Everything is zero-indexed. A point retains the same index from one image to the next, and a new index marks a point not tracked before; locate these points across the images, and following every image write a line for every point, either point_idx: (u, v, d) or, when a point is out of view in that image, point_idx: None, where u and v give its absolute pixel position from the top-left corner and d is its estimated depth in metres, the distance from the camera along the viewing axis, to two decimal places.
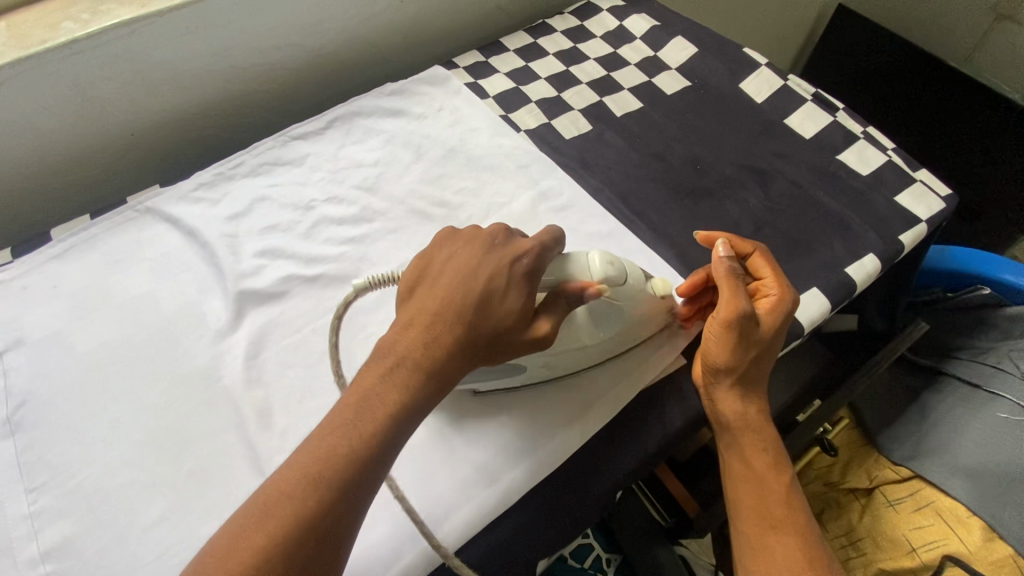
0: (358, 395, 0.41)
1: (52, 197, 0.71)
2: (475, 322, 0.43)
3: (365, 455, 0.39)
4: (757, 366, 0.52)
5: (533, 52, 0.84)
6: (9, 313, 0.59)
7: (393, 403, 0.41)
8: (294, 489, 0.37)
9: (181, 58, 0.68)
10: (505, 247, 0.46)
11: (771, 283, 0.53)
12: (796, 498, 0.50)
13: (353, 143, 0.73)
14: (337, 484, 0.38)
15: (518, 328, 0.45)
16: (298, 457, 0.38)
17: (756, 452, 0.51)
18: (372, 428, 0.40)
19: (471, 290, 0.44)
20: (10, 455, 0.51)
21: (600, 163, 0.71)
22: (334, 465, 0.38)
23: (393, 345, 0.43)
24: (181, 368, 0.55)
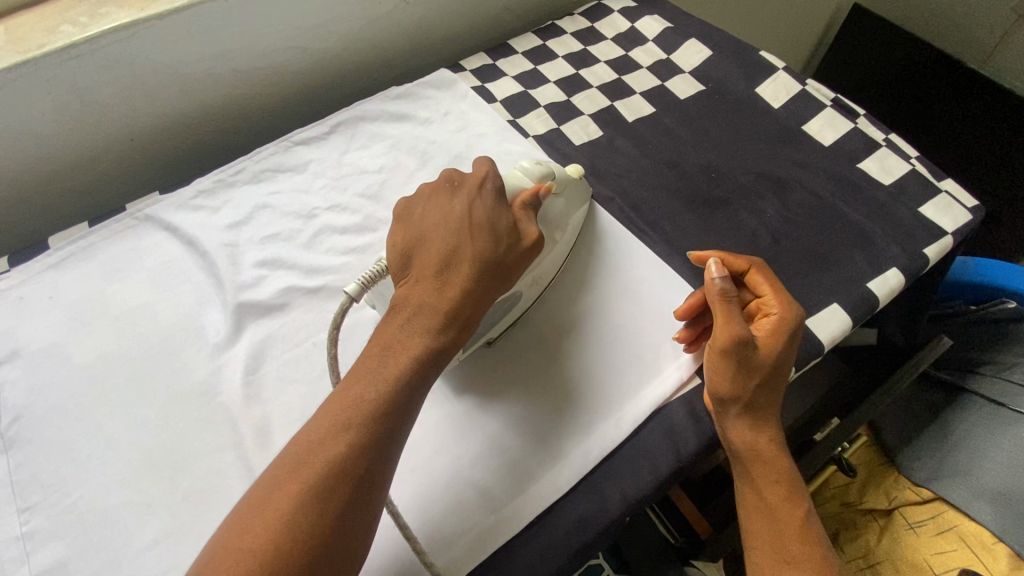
0: (379, 346, 0.44)
1: (51, 203, 0.70)
2: (475, 247, 0.47)
3: (390, 397, 0.41)
4: (765, 392, 0.50)
5: (541, 55, 0.82)
6: (6, 323, 0.58)
7: (414, 347, 0.44)
8: (327, 435, 0.39)
9: (181, 61, 0.67)
10: (468, 183, 0.51)
11: (772, 301, 0.51)
12: (813, 529, 0.48)
13: (357, 148, 0.71)
14: (367, 425, 0.40)
15: (513, 244, 0.49)
16: (329, 407, 0.41)
17: (769, 483, 0.50)
18: (395, 371, 0.43)
19: (456, 222, 0.48)
20: (3, 473, 0.50)
21: (610, 171, 0.68)
22: (365, 406, 0.41)
23: (406, 299, 0.46)
24: (179, 383, 0.54)
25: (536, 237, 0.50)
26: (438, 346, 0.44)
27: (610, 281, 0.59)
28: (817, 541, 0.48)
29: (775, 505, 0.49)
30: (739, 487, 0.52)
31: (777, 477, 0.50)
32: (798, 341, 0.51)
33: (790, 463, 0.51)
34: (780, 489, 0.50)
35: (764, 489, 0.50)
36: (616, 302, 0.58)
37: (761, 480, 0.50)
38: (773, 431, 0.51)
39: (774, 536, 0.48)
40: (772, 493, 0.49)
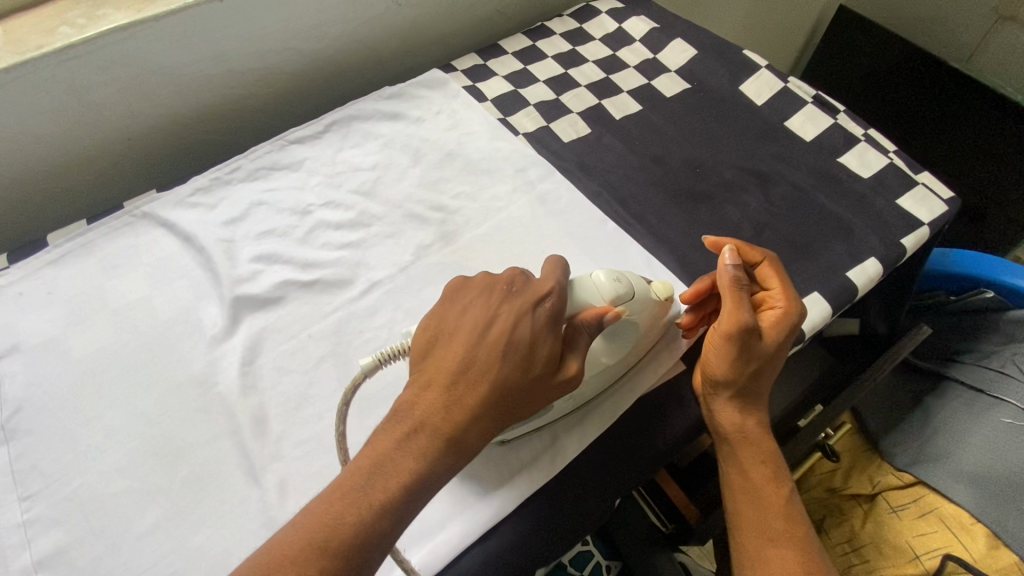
0: (372, 460, 0.40)
1: (49, 203, 0.71)
2: (502, 373, 0.43)
3: (374, 528, 0.39)
4: (756, 380, 0.52)
5: (531, 56, 0.84)
6: (6, 318, 0.59)
7: (407, 472, 0.40)
8: (299, 557, 0.37)
9: (177, 62, 0.68)
10: (524, 293, 0.46)
11: (778, 295, 0.53)
12: (795, 510, 0.50)
13: (350, 147, 0.73)
14: (344, 554, 0.37)
15: (548, 376, 0.44)
16: (306, 519, 0.38)
17: (755, 465, 0.52)
18: (382, 496, 0.39)
19: (492, 338, 0.44)
20: (4, 463, 0.51)
21: (598, 166, 0.70)
22: (342, 533, 0.38)
23: (411, 407, 0.42)
24: (175, 374, 0.55)
25: (576, 373, 0.46)
26: (427, 476, 0.41)
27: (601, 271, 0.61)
28: (801, 521, 0.50)
29: (759, 485, 0.51)
30: (724, 468, 0.54)
31: (761, 459, 0.52)
32: (795, 337, 0.53)
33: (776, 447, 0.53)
34: (764, 470, 0.51)
35: (748, 469, 0.52)
36: None
37: (745, 460, 0.52)
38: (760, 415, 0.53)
39: (756, 515, 0.50)
40: (757, 475, 0.51)
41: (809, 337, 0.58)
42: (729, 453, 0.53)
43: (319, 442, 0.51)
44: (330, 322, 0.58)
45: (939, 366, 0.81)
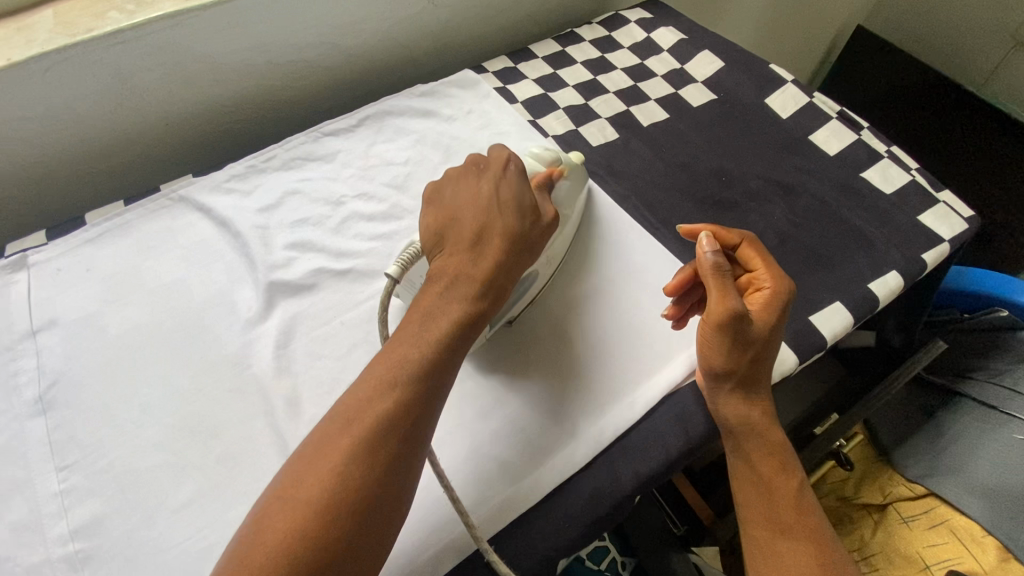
0: (418, 314, 0.45)
1: (87, 184, 0.73)
2: (505, 223, 0.49)
3: (434, 355, 0.43)
4: (757, 367, 0.53)
5: (561, 61, 0.85)
6: (45, 293, 0.60)
7: (454, 311, 0.45)
8: (373, 395, 0.40)
9: (220, 51, 0.70)
10: (491, 167, 0.54)
11: (763, 275, 0.55)
12: (805, 501, 0.51)
13: (383, 142, 0.75)
14: (409, 382, 0.41)
15: (540, 222, 0.52)
16: (370, 372, 0.42)
17: (761, 458, 0.52)
18: (438, 332, 0.44)
19: (484, 202, 0.51)
20: (41, 433, 0.52)
21: (626, 170, 0.71)
22: (407, 367, 0.42)
23: (440, 270, 0.47)
24: (210, 354, 0.56)
25: (554, 215, 0.54)
26: (465, 303, 0.46)
27: (626, 271, 0.62)
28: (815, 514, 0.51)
29: (770, 479, 0.52)
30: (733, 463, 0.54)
31: (769, 452, 0.53)
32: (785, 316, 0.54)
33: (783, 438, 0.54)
34: (773, 464, 0.52)
35: (758, 464, 0.52)
36: (632, 294, 0.60)
37: (752, 454, 0.53)
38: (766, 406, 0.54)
39: (770, 511, 0.51)
40: (765, 468, 0.52)
41: (830, 345, 0.59)
42: (736, 449, 0.53)
43: None
44: (363, 310, 0.60)
45: (952, 382, 0.82)
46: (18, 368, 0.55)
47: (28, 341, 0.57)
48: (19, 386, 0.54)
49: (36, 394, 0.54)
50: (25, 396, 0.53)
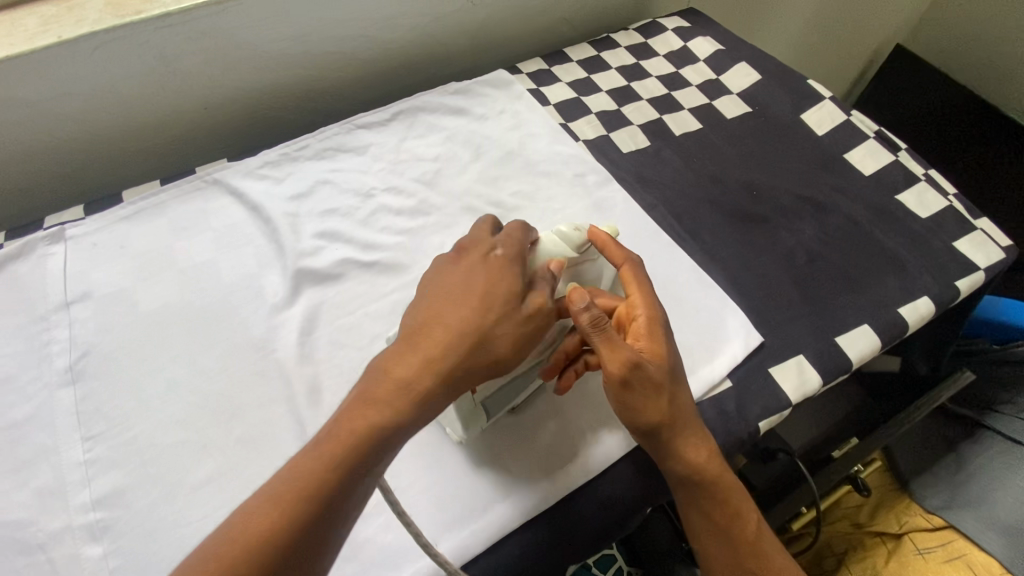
0: (346, 407, 0.41)
1: (125, 162, 0.74)
2: (465, 314, 0.43)
3: (348, 468, 0.38)
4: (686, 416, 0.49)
5: (596, 65, 0.85)
6: (80, 266, 0.61)
7: (383, 414, 0.40)
8: (271, 503, 0.37)
9: (262, 39, 0.71)
10: (479, 247, 0.48)
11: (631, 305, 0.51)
12: (763, 533, 0.50)
13: (415, 137, 0.75)
14: (314, 495, 0.37)
15: (512, 313, 0.45)
16: (282, 471, 0.38)
17: (715, 503, 0.49)
18: (352, 440, 0.39)
19: (453, 286, 0.45)
20: (69, 403, 0.53)
21: (656, 179, 0.71)
22: (317, 478, 0.38)
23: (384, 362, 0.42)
24: (235, 337, 0.57)
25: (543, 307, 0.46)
26: (396, 409, 0.40)
27: (651, 281, 0.62)
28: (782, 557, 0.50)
29: (732, 536, 0.49)
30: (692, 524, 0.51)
31: (727, 510, 0.49)
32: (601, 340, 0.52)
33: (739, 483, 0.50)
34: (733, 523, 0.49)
35: (717, 525, 0.50)
36: None
37: (707, 516, 0.50)
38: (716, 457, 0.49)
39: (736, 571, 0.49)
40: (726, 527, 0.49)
41: (855, 368, 0.58)
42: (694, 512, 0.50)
43: None
44: (387, 303, 0.60)
45: (978, 414, 0.80)
46: (50, 337, 0.57)
47: (62, 312, 0.58)
48: (51, 355, 0.56)
49: (67, 364, 0.55)
50: (56, 365, 0.55)
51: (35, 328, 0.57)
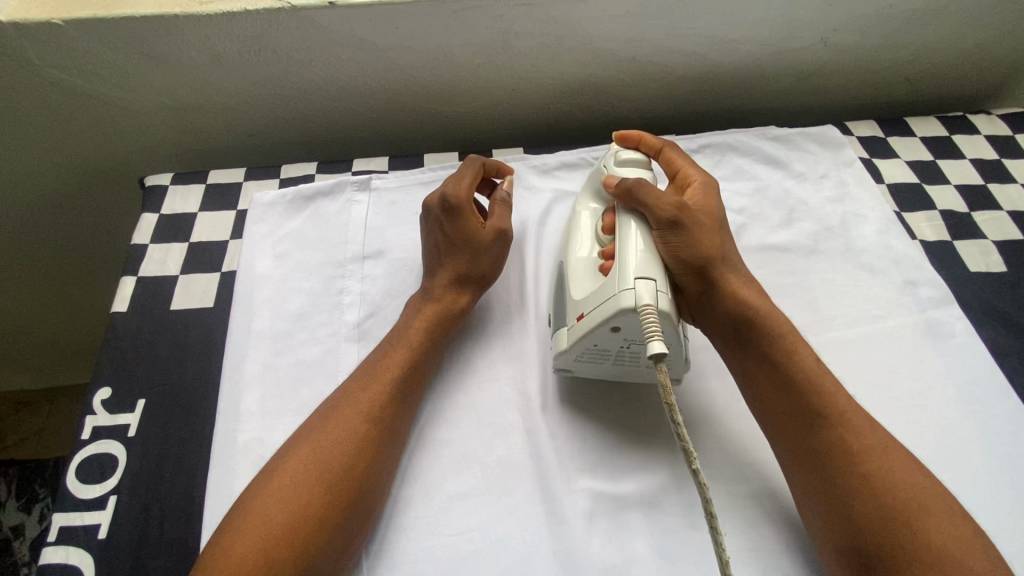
0: (378, 354, 0.51)
1: (423, 120, 0.75)
2: (428, 270, 0.56)
3: (367, 395, 0.47)
4: (690, 236, 0.49)
5: (946, 150, 0.71)
6: (378, 220, 0.62)
7: (395, 362, 0.50)
8: (354, 421, 0.46)
9: (601, 35, 0.66)
10: (434, 224, 0.56)
11: (694, 187, 0.54)
12: (895, 460, 0.42)
13: (720, 178, 0.68)
14: (358, 416, 0.46)
15: (428, 247, 0.57)
16: (363, 398, 0.47)
17: (792, 386, 0.46)
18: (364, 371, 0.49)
19: (427, 264, 0.56)
20: (352, 360, 0.54)
21: (1010, 321, 0.58)
22: (361, 406, 0.47)
23: (411, 324, 0.52)
24: (507, 345, 0.55)
25: (432, 229, 0.56)
26: (396, 345, 0.51)
27: (992, 449, 0.50)
28: (916, 483, 0.41)
29: (817, 435, 0.44)
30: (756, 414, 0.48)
31: (802, 399, 0.45)
32: (723, 206, 0.54)
33: (831, 377, 0.46)
34: (810, 418, 0.44)
35: (785, 424, 0.45)
36: (999, 486, 0.48)
37: (779, 405, 0.46)
38: (774, 322, 0.48)
39: (826, 482, 0.42)
40: (800, 426, 0.44)
41: None
42: (761, 403, 0.47)
43: (633, 492, 0.47)
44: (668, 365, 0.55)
45: None
46: (344, 286, 0.58)
47: (358, 264, 0.59)
48: (343, 305, 0.57)
49: (355, 320, 0.56)
50: (346, 317, 0.56)
51: (332, 271, 0.59)
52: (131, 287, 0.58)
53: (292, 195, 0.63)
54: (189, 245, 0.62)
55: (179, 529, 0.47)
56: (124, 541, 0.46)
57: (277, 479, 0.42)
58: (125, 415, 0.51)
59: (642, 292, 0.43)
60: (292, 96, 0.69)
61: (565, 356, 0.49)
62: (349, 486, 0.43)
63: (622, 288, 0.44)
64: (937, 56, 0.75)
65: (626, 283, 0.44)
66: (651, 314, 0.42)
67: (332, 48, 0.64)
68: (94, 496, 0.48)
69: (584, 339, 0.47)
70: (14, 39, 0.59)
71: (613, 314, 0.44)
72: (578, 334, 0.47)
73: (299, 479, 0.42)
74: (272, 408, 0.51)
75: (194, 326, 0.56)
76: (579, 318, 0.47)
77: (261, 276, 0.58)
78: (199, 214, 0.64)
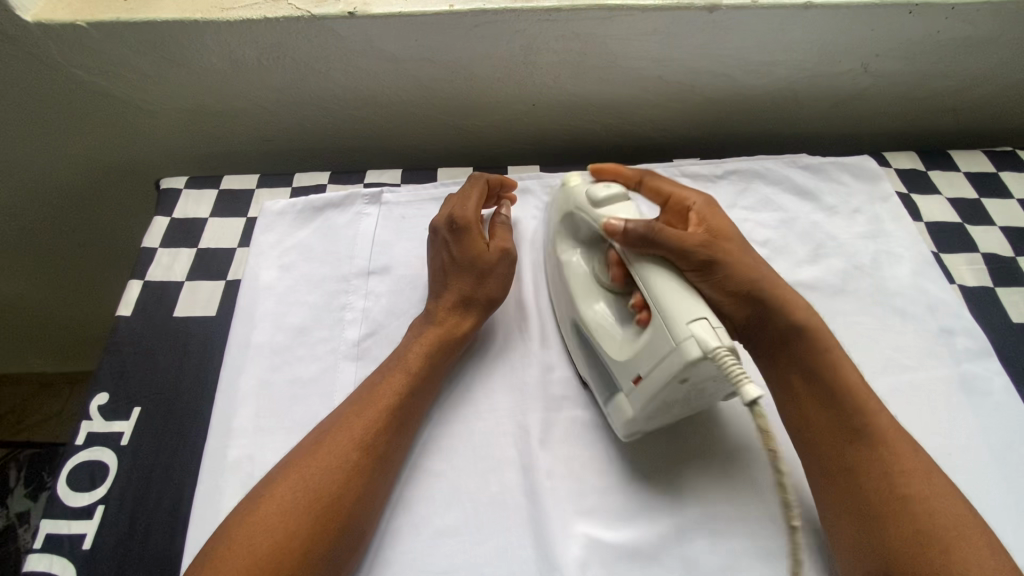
0: (376, 378, 0.49)
1: (440, 133, 0.73)
2: (433, 290, 0.54)
3: (362, 420, 0.46)
4: (726, 273, 0.47)
5: (992, 187, 0.67)
6: (386, 235, 0.61)
7: (396, 386, 0.48)
8: (346, 446, 0.44)
9: (627, 54, 0.64)
10: (439, 244, 0.55)
11: (693, 215, 0.52)
12: (939, 483, 0.40)
13: (745, 207, 0.65)
14: (351, 442, 0.45)
15: (434, 267, 0.55)
16: (358, 422, 0.46)
17: (831, 420, 0.43)
18: (361, 395, 0.48)
19: (433, 285, 0.55)
20: (349, 379, 0.52)
21: None
22: (354, 432, 0.45)
23: (411, 347, 0.51)
24: (509, 372, 0.53)
25: (437, 247, 0.55)
26: (395, 370, 0.49)
27: None
28: (952, 504, 0.39)
29: (852, 455, 0.42)
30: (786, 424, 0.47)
31: (844, 420, 0.43)
32: (731, 221, 0.52)
33: (873, 395, 0.44)
34: (850, 435, 0.43)
35: (821, 435, 0.44)
36: None
37: (818, 427, 0.44)
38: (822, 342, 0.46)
39: (862, 500, 0.41)
40: (840, 443, 0.43)
41: None
42: (796, 419, 0.45)
43: (630, 542, 0.44)
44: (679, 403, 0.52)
45: None
46: (347, 302, 0.57)
47: (362, 279, 0.58)
48: (344, 321, 0.56)
49: (355, 338, 0.55)
50: (346, 335, 0.55)
51: (336, 286, 0.58)
52: (137, 291, 0.58)
53: (302, 205, 0.62)
54: (197, 251, 0.61)
55: (163, 545, 0.46)
56: (107, 553, 0.45)
57: (264, 505, 0.41)
58: (119, 423, 0.51)
59: (706, 337, 0.39)
60: (309, 103, 0.68)
61: (633, 425, 0.45)
62: (337, 516, 0.41)
63: (680, 339, 0.40)
64: (988, 86, 0.71)
65: (682, 333, 0.40)
66: (726, 355, 0.38)
67: (350, 58, 0.63)
68: (82, 505, 0.47)
69: (656, 401, 0.43)
70: (38, 40, 0.59)
71: (681, 368, 0.40)
72: (648, 397, 0.43)
73: (285, 506, 0.41)
74: (264, 425, 0.50)
75: (195, 334, 0.56)
76: (639, 381, 0.43)
77: (265, 287, 0.58)
78: (210, 219, 0.64)
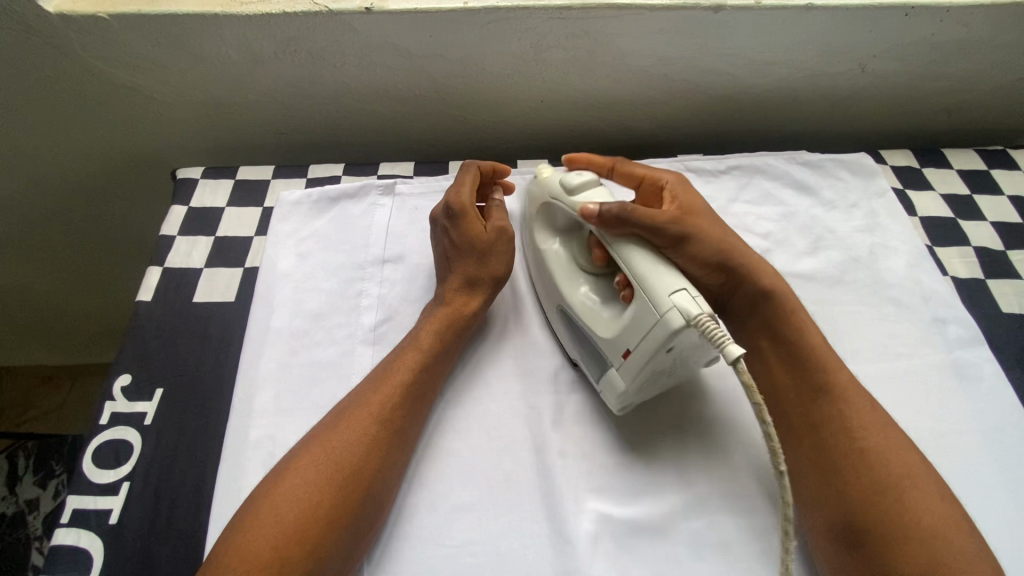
0: (390, 358, 0.51)
1: (449, 128, 0.75)
2: (439, 277, 0.56)
3: (378, 397, 0.48)
4: (698, 244, 0.50)
5: (983, 184, 0.70)
6: (399, 225, 0.63)
7: (410, 366, 0.50)
8: (364, 421, 0.46)
9: (634, 52, 0.66)
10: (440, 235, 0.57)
11: (669, 197, 0.55)
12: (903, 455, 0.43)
13: (746, 201, 0.67)
14: (369, 417, 0.46)
15: (439, 256, 0.57)
16: (374, 400, 0.47)
17: (798, 392, 0.48)
18: (375, 374, 0.50)
19: (439, 272, 0.57)
20: (366, 363, 0.54)
21: None
22: (371, 408, 0.47)
23: (422, 329, 0.53)
24: (519, 355, 0.55)
25: (439, 236, 0.57)
26: (407, 350, 0.51)
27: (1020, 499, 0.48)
28: (915, 473, 0.42)
29: (820, 415, 0.46)
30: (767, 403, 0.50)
31: (807, 378, 0.48)
32: (701, 196, 0.56)
33: (831, 362, 0.48)
34: (812, 394, 0.47)
35: (788, 404, 0.48)
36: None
37: (784, 396, 0.48)
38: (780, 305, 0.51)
39: (829, 468, 0.44)
40: (806, 407, 0.47)
41: None
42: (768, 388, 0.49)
43: (640, 517, 0.46)
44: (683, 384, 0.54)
45: None
46: (362, 289, 0.58)
47: (377, 267, 0.60)
48: (360, 307, 0.57)
49: (371, 323, 0.56)
50: (362, 320, 0.56)
51: (351, 273, 0.59)
52: (156, 277, 0.60)
53: (317, 196, 0.64)
54: (215, 239, 0.63)
55: (188, 520, 0.47)
56: (133, 528, 0.47)
57: (289, 477, 0.42)
58: (142, 404, 0.52)
59: (687, 306, 0.41)
60: (323, 97, 0.70)
61: (627, 396, 0.47)
62: (359, 486, 0.43)
63: (662, 311, 0.42)
64: (979, 87, 0.73)
65: (664, 306, 0.42)
66: (708, 321, 0.40)
67: (364, 52, 0.64)
68: (107, 482, 0.48)
69: (645, 369, 0.44)
70: (60, 31, 0.61)
71: (668, 338, 0.42)
72: (634, 369, 0.45)
73: (308, 478, 0.42)
74: (284, 406, 0.51)
75: (214, 319, 0.58)
76: (627, 355, 0.45)
77: (283, 274, 0.59)
78: (226, 208, 0.65)
